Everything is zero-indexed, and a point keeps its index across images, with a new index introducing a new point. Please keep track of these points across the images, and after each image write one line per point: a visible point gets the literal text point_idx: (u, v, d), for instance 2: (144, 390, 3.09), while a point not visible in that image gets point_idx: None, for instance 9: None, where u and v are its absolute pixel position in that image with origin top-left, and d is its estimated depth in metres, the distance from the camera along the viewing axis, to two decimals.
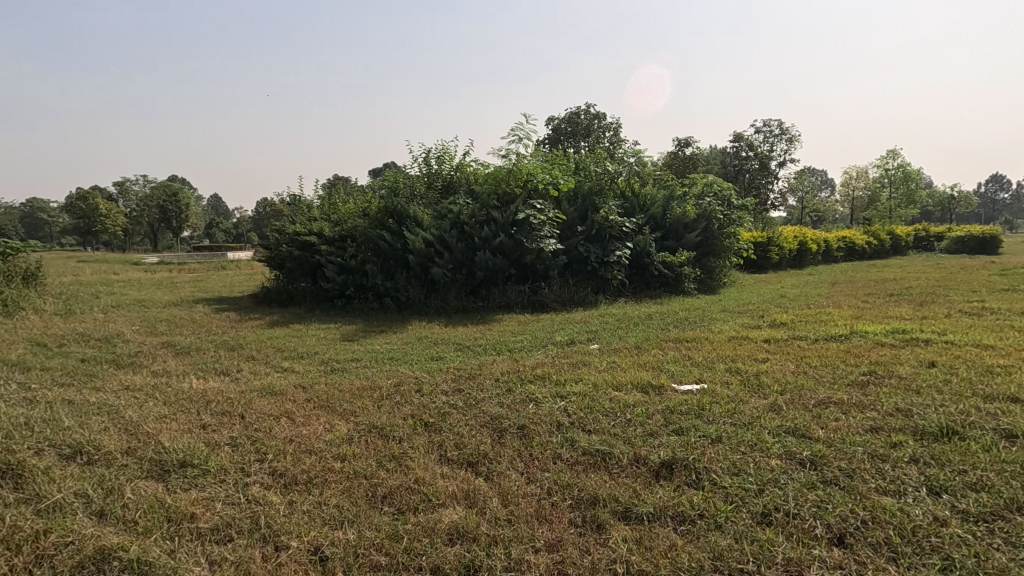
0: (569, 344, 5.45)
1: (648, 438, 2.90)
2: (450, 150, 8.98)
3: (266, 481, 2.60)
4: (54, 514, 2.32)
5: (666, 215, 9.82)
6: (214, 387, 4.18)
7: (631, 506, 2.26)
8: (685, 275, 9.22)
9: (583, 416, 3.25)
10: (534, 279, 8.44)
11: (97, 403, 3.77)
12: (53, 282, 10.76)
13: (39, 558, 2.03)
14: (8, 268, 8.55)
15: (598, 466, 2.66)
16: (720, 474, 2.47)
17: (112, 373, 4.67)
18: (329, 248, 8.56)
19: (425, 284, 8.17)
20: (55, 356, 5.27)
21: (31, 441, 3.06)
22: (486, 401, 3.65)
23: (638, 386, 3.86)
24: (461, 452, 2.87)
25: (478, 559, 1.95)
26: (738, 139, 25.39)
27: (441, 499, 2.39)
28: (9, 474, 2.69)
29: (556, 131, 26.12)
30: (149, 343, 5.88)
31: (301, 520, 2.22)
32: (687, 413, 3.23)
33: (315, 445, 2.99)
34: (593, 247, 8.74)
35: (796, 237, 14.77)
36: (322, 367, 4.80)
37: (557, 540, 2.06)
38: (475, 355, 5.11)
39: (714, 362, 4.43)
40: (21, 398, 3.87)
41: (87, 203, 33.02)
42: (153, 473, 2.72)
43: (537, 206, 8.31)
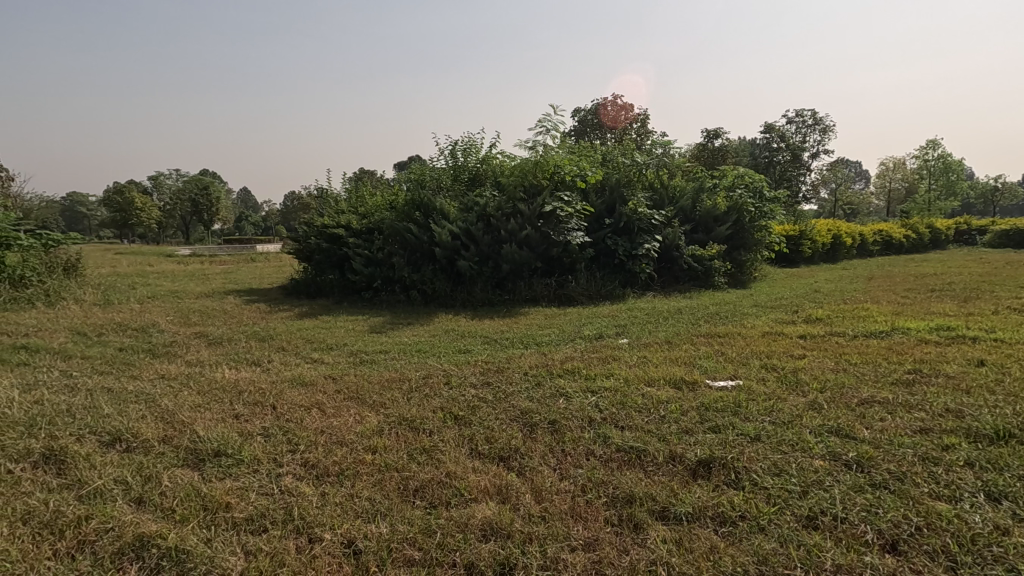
0: (598, 338, 5.38)
1: (684, 435, 2.83)
2: (476, 142, 8.96)
3: (298, 472, 2.61)
4: (95, 500, 2.37)
5: (696, 208, 9.60)
6: (246, 377, 4.24)
7: (669, 506, 2.19)
8: (715, 269, 9.02)
9: (616, 412, 3.19)
10: (561, 272, 8.38)
11: (134, 391, 3.85)
12: (93, 273, 11.10)
13: (80, 544, 2.06)
14: (50, 260, 8.83)
15: (633, 464, 2.59)
16: (761, 474, 2.38)
17: (149, 362, 4.78)
18: (356, 240, 8.63)
19: (452, 277, 8.17)
20: (95, 344, 5.42)
21: (72, 428, 3.13)
22: (515, 394, 3.62)
23: (671, 381, 3.77)
24: (492, 446, 2.83)
25: (513, 557, 1.91)
26: (769, 131, 24.81)
27: (473, 494, 2.36)
28: (53, 461, 2.77)
29: (582, 123, 26.04)
30: (184, 333, 6.01)
31: (334, 512, 2.22)
32: (723, 410, 3.14)
33: (346, 436, 2.99)
34: (621, 240, 8.60)
35: (830, 231, 14.34)
36: (351, 358, 4.83)
37: (594, 539, 2.01)
38: (503, 348, 5.08)
39: (748, 358, 4.31)
40: (63, 386, 3.98)
41: (124, 196, 34.06)
42: (188, 461, 2.75)
43: (564, 199, 8.23)
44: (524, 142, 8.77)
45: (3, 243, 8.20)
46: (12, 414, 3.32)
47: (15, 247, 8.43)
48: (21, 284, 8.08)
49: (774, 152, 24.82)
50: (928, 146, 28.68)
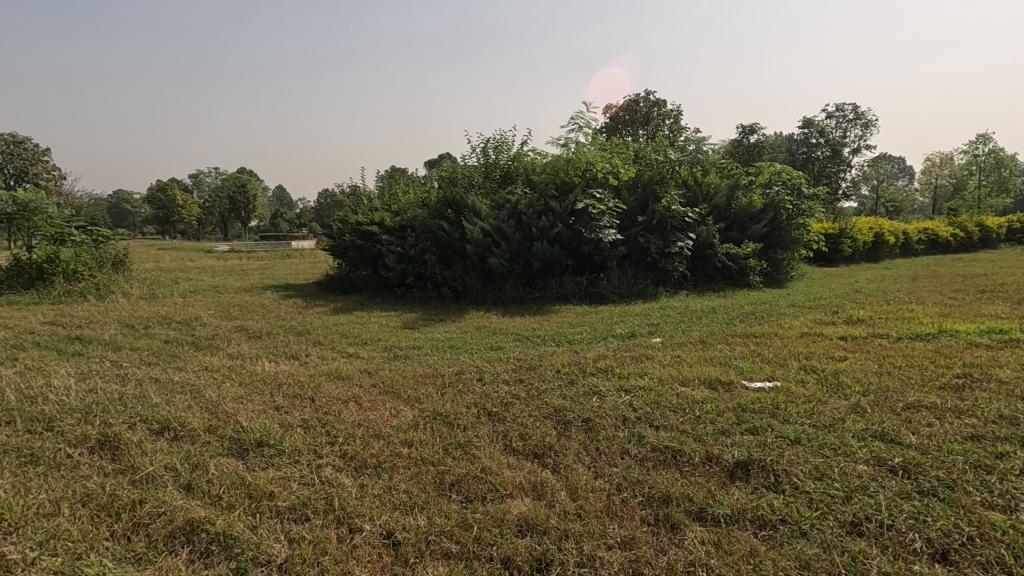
0: (631, 337, 5.35)
1: (720, 436, 2.79)
2: (508, 140, 9.04)
3: (338, 463, 2.67)
4: (147, 485, 2.48)
5: (730, 206, 9.42)
6: (285, 370, 4.35)
7: (706, 507, 2.17)
8: (750, 268, 8.82)
9: (651, 411, 3.17)
10: (592, 270, 8.35)
11: (180, 382, 4.01)
12: (139, 268, 11.54)
13: (135, 526, 2.16)
14: (100, 255, 9.22)
15: (668, 464, 2.57)
16: (801, 478, 2.33)
17: (193, 354, 4.95)
18: (390, 238, 8.79)
19: (482, 274, 8.21)
20: (142, 336, 5.65)
21: (125, 416, 3.28)
22: (548, 392, 3.62)
23: (706, 381, 3.72)
24: (526, 443, 2.85)
25: (549, 553, 1.92)
26: (807, 125, 24.18)
27: (508, 489, 2.38)
28: (107, 446, 2.90)
29: (614, 120, 25.82)
30: (225, 326, 6.21)
31: (372, 504, 2.26)
32: (760, 412, 3.08)
33: (382, 430, 3.05)
34: (654, 238, 8.47)
35: (872, 229, 13.89)
36: (385, 353, 4.92)
37: (630, 538, 2.01)
38: (534, 346, 5.08)
39: (786, 360, 4.21)
40: (115, 376, 4.17)
41: (167, 194, 35.30)
42: (233, 450, 2.85)
43: (597, 196, 8.15)
44: (556, 139, 8.79)
45: (58, 238, 8.89)
46: (70, 402, 3.50)
47: (69, 243, 8.93)
48: (74, 279, 8.61)
49: (812, 147, 24.13)
50: (978, 140, 27.48)
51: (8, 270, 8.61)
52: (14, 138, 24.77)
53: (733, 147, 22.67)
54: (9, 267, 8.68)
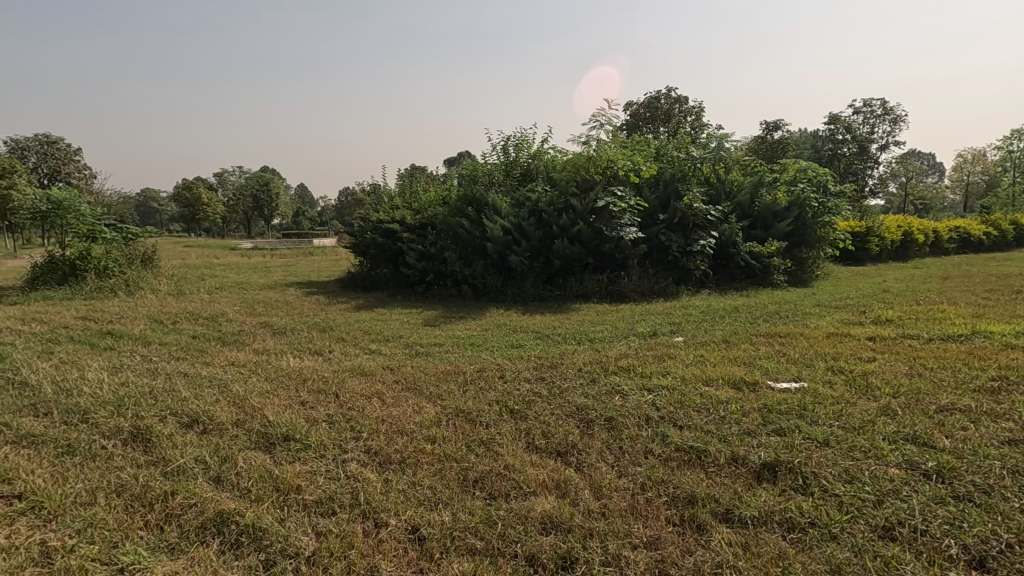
0: (652, 335, 5.30)
1: (746, 437, 2.75)
2: (529, 138, 9.04)
3: (362, 458, 2.70)
4: (178, 476, 2.54)
5: (754, 203, 9.25)
6: (309, 366, 4.41)
7: (733, 509, 2.14)
8: (774, 267, 8.65)
9: (674, 410, 3.13)
10: (613, 268, 8.29)
11: (208, 377, 4.09)
12: (167, 265, 11.80)
13: (168, 517, 2.22)
14: (130, 253, 9.45)
15: (693, 464, 2.54)
16: (830, 481, 2.29)
17: (220, 349, 5.05)
18: (411, 235, 8.87)
19: (502, 272, 8.23)
20: (171, 331, 5.78)
21: (155, 409, 3.36)
22: (570, 390, 3.62)
23: (730, 381, 3.68)
24: (549, 441, 2.84)
25: (574, 551, 1.92)
26: (833, 122, 23.71)
27: (532, 487, 2.38)
28: (139, 439, 2.98)
29: (635, 117, 25.60)
30: (249, 322, 6.32)
31: (397, 499, 2.28)
32: (787, 413, 3.03)
33: (406, 426, 3.07)
34: (675, 236, 8.39)
35: (900, 227, 13.55)
36: (407, 350, 4.96)
37: (656, 538, 1.99)
38: (556, 344, 5.08)
39: (812, 360, 4.13)
40: (145, 370, 4.28)
41: (193, 192, 36.01)
42: (261, 444, 2.90)
43: (618, 193, 8.07)
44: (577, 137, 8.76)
45: (90, 236, 9.13)
46: (103, 395, 3.60)
47: (100, 240, 9.17)
48: (105, 275, 8.85)
49: (838, 144, 23.62)
50: (1013, 136, 26.63)
51: (42, 266, 8.86)
52: (49, 138, 25.62)
53: (755, 144, 22.60)
54: (43, 264, 8.94)
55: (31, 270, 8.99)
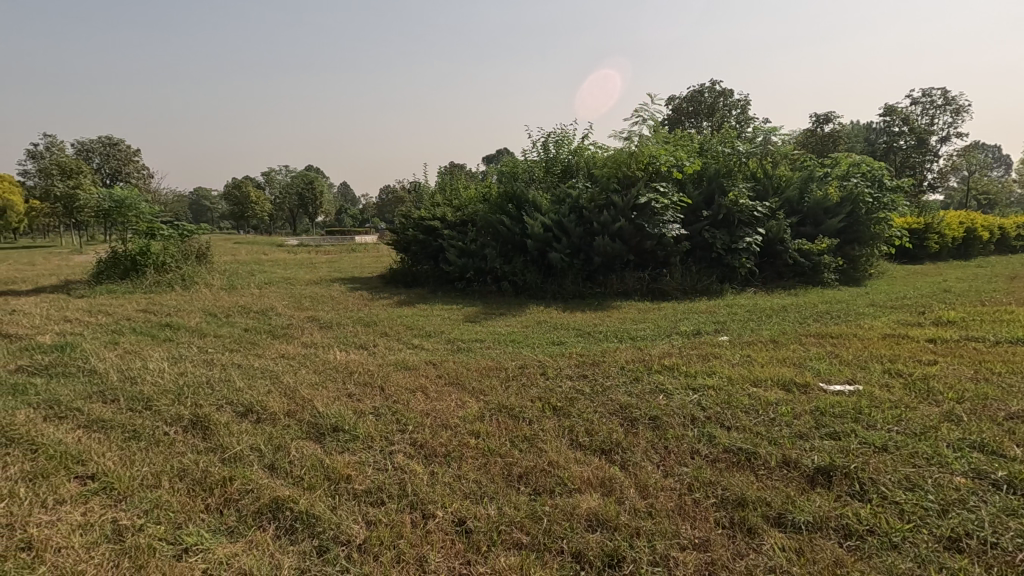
0: (696, 334, 5.20)
1: (798, 440, 2.67)
2: (570, 134, 9.00)
3: (408, 450, 2.76)
4: (235, 463, 2.65)
5: (804, 199, 8.92)
6: (355, 359, 4.52)
7: (785, 512, 2.09)
8: (824, 265, 8.36)
9: (721, 411, 3.07)
10: (654, 266, 8.13)
11: (260, 368, 4.25)
12: (219, 260, 12.30)
13: (226, 501, 2.32)
14: (185, 249, 9.90)
15: (742, 466, 2.48)
16: (890, 488, 2.20)
17: (270, 342, 5.24)
18: (451, 232, 8.98)
19: (543, 269, 8.22)
20: (225, 324, 6.03)
21: (212, 398, 3.52)
22: (613, 388, 3.59)
23: (779, 382, 3.57)
24: (593, 439, 2.83)
25: (621, 549, 1.90)
26: (888, 113, 22.66)
27: (577, 484, 2.37)
28: (198, 426, 3.12)
29: (677, 111, 25.09)
30: (298, 316, 6.53)
31: (443, 492, 2.32)
32: (841, 416, 2.92)
33: (450, 420, 3.12)
34: (719, 233, 8.19)
35: (962, 224, 12.84)
36: (449, 345, 5.02)
37: (705, 539, 1.96)
38: (597, 342, 5.04)
39: (868, 362, 3.97)
40: (203, 360, 4.48)
41: (243, 191, 37.39)
42: (311, 434, 2.99)
43: (660, 189, 7.91)
44: (619, 133, 8.66)
45: (149, 233, 9.61)
46: (165, 384, 3.80)
47: (158, 237, 9.63)
48: (164, 270, 9.29)
49: (894, 136, 22.54)
50: None
51: (106, 260, 9.36)
52: (112, 140, 27.05)
53: (804, 136, 21.86)
54: (107, 259, 9.45)
55: (96, 264, 9.53)
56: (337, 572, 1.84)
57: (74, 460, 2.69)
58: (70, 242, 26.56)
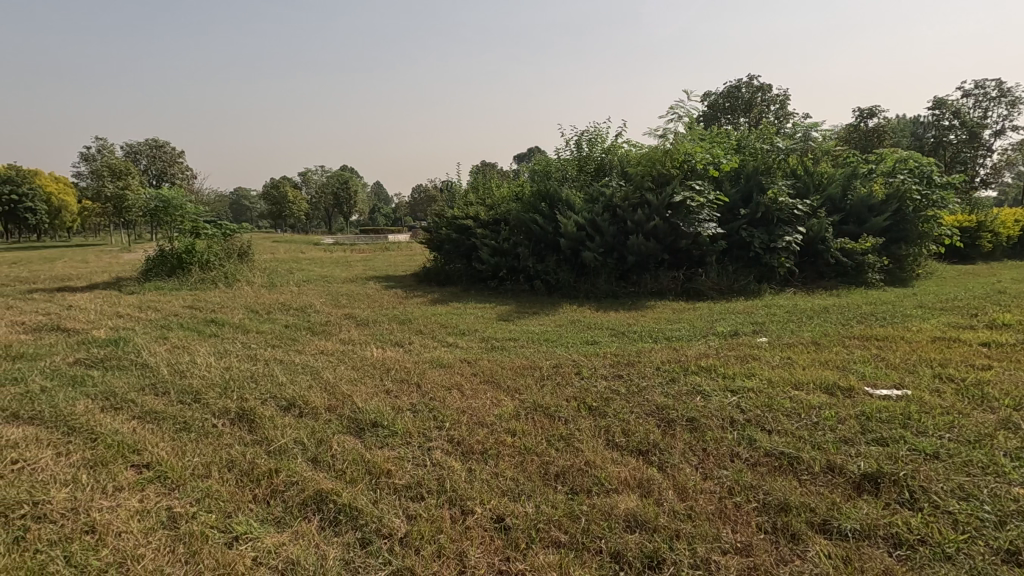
0: (733, 335, 5.11)
1: (842, 444, 2.60)
2: (603, 132, 8.95)
3: (446, 447, 2.80)
4: (280, 455, 2.74)
5: (846, 197, 8.65)
6: (391, 356, 4.61)
7: (830, 519, 2.04)
8: (868, 265, 8.06)
9: (761, 414, 3.01)
10: (689, 265, 8.00)
11: (301, 363, 4.38)
12: (260, 259, 12.66)
13: (273, 492, 2.40)
14: (228, 247, 10.24)
15: (784, 470, 2.43)
16: (942, 497, 2.12)
17: (310, 338, 5.38)
18: (484, 231, 9.04)
19: (576, 268, 8.19)
20: (266, 321, 6.22)
21: (257, 392, 3.64)
22: (649, 389, 3.56)
23: (822, 385, 3.48)
24: (629, 439, 2.81)
25: (661, 551, 1.90)
26: (937, 106, 21.74)
27: (614, 484, 2.37)
28: (244, 419, 3.23)
29: (713, 107, 24.60)
30: (335, 313, 6.69)
31: (482, 488, 2.35)
32: (888, 421, 2.83)
33: (486, 418, 3.15)
34: (757, 232, 8.01)
35: (1018, 221, 12.22)
36: (483, 344, 5.07)
37: (747, 544, 1.93)
38: (632, 341, 5.01)
39: (916, 366, 3.83)
40: (247, 355, 4.64)
41: (281, 191, 38.42)
42: (352, 429, 3.06)
43: (696, 188, 7.78)
44: (654, 130, 8.56)
45: (194, 232, 9.97)
46: (212, 377, 3.95)
47: (202, 235, 9.98)
48: (208, 268, 9.63)
49: (944, 130, 21.59)
50: None
51: (154, 259, 9.76)
52: (158, 142, 28.10)
53: (847, 131, 21.19)
54: (155, 257, 9.85)
55: (145, 262, 9.95)
56: (381, 564, 1.88)
57: (131, 449, 2.82)
58: (120, 241, 27.78)
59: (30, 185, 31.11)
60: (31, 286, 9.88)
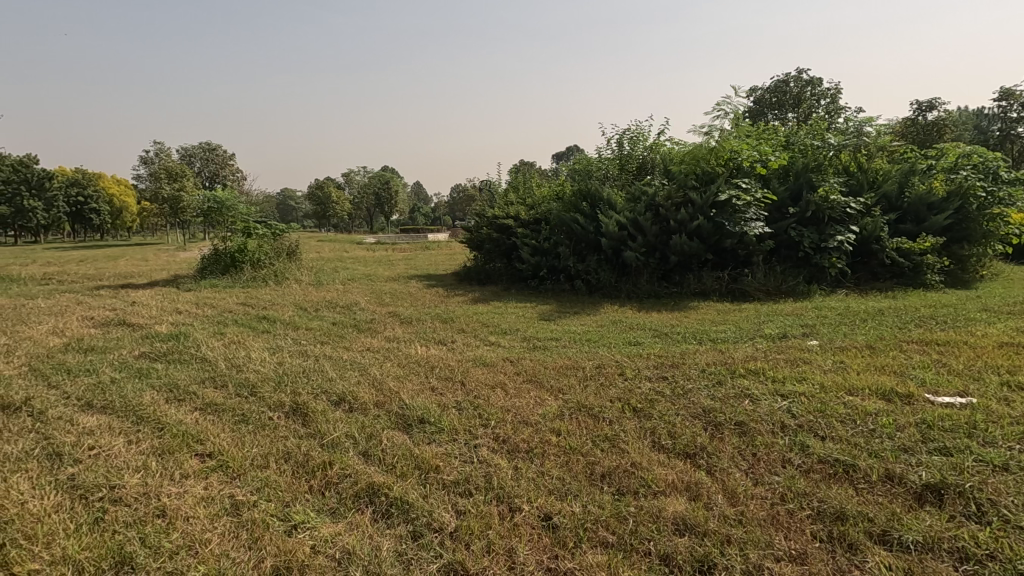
0: (782, 338, 4.97)
1: (902, 453, 2.51)
2: (645, 131, 8.84)
3: (492, 444, 2.84)
4: (333, 448, 2.84)
5: (904, 195, 8.27)
6: (435, 354, 4.69)
7: (890, 530, 1.97)
8: (928, 265, 7.66)
9: (814, 420, 2.93)
10: (735, 265, 7.80)
11: (349, 360, 4.51)
12: (307, 258, 13.06)
13: (327, 484, 2.49)
14: (278, 246, 10.60)
15: (840, 478, 2.36)
16: (1013, 511, 2.02)
17: (357, 335, 5.53)
18: (525, 231, 9.07)
19: (617, 268, 8.13)
20: (315, 318, 6.43)
21: (309, 387, 3.78)
22: (695, 391, 3.51)
23: (878, 391, 3.35)
24: (676, 442, 2.79)
25: (712, 556, 1.88)
26: (1004, 97, 20.50)
27: (661, 487, 2.35)
28: (297, 413, 3.36)
29: (759, 102, 23.96)
30: (380, 311, 6.86)
31: (529, 487, 2.37)
32: (953, 430, 2.70)
33: (531, 417, 3.17)
34: (807, 231, 7.74)
35: None
36: (525, 343, 5.10)
37: (801, 552, 1.89)
38: (676, 343, 4.94)
39: (981, 373, 3.63)
40: (298, 351, 4.81)
41: (326, 191, 39.51)
42: (400, 425, 3.14)
43: (742, 186, 7.57)
44: (698, 127, 8.40)
45: (246, 232, 10.38)
46: (266, 372, 4.12)
47: (254, 235, 10.37)
48: (258, 267, 10.00)
49: (1011, 123, 20.33)
50: None
51: (209, 257, 10.21)
52: (212, 146, 29.33)
53: (904, 126, 20.25)
54: (209, 256, 10.29)
55: (201, 260, 10.42)
56: (432, 557, 1.94)
57: (194, 439, 2.98)
58: (175, 241, 29.10)
59: (93, 186, 32.83)
60: (98, 282, 10.47)
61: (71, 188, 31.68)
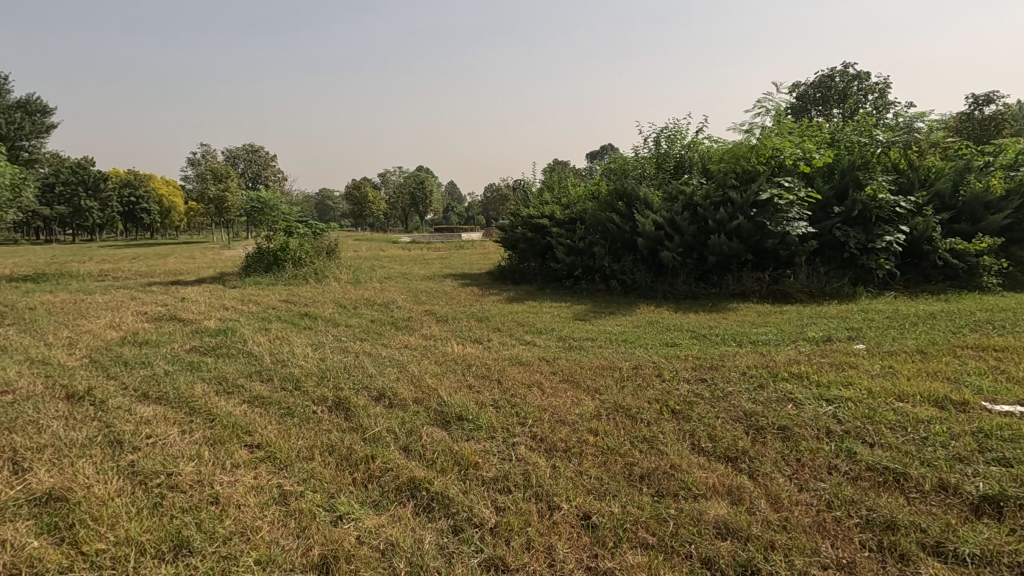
0: (826, 341, 4.83)
1: (957, 463, 2.41)
2: (683, 129, 8.71)
3: (530, 443, 2.85)
4: (374, 443, 2.91)
5: (958, 193, 7.90)
6: (472, 353, 4.74)
7: (944, 541, 1.90)
8: (984, 267, 7.29)
9: (861, 426, 2.84)
10: (776, 266, 7.60)
11: (388, 356, 4.60)
12: (346, 257, 13.35)
13: (370, 477, 2.55)
14: (318, 245, 10.88)
15: (890, 486, 2.29)
16: None
17: (395, 333, 5.64)
18: (560, 231, 9.06)
19: (653, 268, 8.04)
20: (354, 315, 6.58)
21: (350, 383, 3.88)
22: (735, 394, 3.45)
23: (931, 398, 3.22)
24: (716, 445, 2.75)
25: (755, 561, 1.85)
26: None
27: (702, 490, 2.33)
28: (340, 407, 3.46)
29: (801, 99, 23.28)
30: (417, 309, 6.96)
31: (567, 486, 2.38)
32: (1012, 440, 2.58)
33: (568, 417, 3.17)
34: (854, 231, 7.48)
35: None
36: (561, 343, 5.10)
37: (849, 561, 1.85)
38: (715, 344, 4.86)
39: None
40: (338, 347, 4.93)
41: (363, 191, 40.30)
42: (439, 421, 3.20)
43: (784, 184, 7.37)
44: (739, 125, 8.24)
45: (288, 231, 10.69)
46: (309, 367, 4.25)
47: (295, 234, 10.68)
48: (299, 265, 10.29)
49: None
50: None
51: (253, 256, 10.56)
52: (254, 147, 30.31)
53: (960, 120, 19.33)
54: (253, 255, 10.65)
55: (245, 258, 10.78)
56: (473, 552, 1.97)
57: (244, 430, 3.10)
58: (220, 240, 30.19)
59: (144, 187, 34.35)
60: (150, 279, 10.96)
61: (124, 189, 33.25)
